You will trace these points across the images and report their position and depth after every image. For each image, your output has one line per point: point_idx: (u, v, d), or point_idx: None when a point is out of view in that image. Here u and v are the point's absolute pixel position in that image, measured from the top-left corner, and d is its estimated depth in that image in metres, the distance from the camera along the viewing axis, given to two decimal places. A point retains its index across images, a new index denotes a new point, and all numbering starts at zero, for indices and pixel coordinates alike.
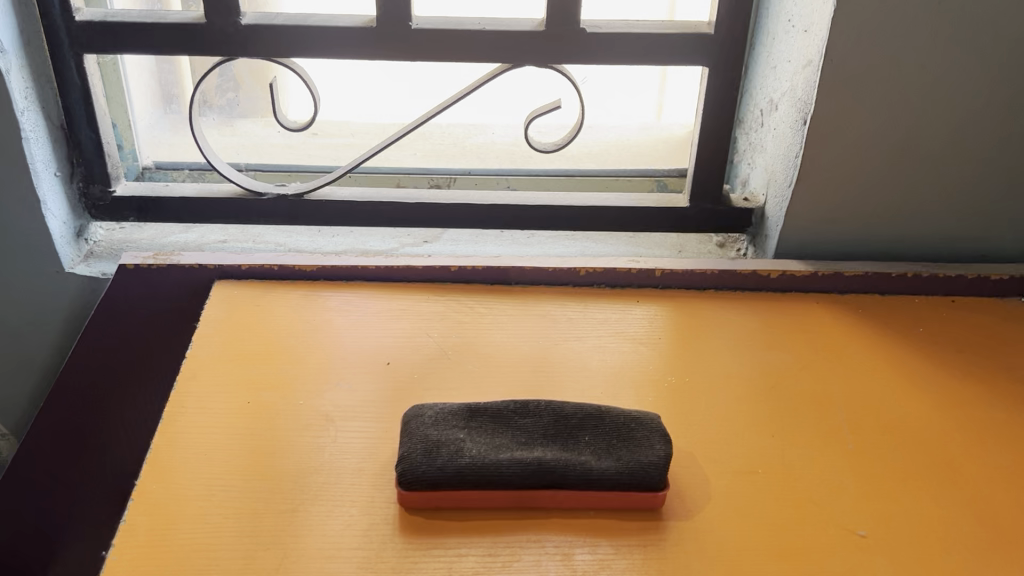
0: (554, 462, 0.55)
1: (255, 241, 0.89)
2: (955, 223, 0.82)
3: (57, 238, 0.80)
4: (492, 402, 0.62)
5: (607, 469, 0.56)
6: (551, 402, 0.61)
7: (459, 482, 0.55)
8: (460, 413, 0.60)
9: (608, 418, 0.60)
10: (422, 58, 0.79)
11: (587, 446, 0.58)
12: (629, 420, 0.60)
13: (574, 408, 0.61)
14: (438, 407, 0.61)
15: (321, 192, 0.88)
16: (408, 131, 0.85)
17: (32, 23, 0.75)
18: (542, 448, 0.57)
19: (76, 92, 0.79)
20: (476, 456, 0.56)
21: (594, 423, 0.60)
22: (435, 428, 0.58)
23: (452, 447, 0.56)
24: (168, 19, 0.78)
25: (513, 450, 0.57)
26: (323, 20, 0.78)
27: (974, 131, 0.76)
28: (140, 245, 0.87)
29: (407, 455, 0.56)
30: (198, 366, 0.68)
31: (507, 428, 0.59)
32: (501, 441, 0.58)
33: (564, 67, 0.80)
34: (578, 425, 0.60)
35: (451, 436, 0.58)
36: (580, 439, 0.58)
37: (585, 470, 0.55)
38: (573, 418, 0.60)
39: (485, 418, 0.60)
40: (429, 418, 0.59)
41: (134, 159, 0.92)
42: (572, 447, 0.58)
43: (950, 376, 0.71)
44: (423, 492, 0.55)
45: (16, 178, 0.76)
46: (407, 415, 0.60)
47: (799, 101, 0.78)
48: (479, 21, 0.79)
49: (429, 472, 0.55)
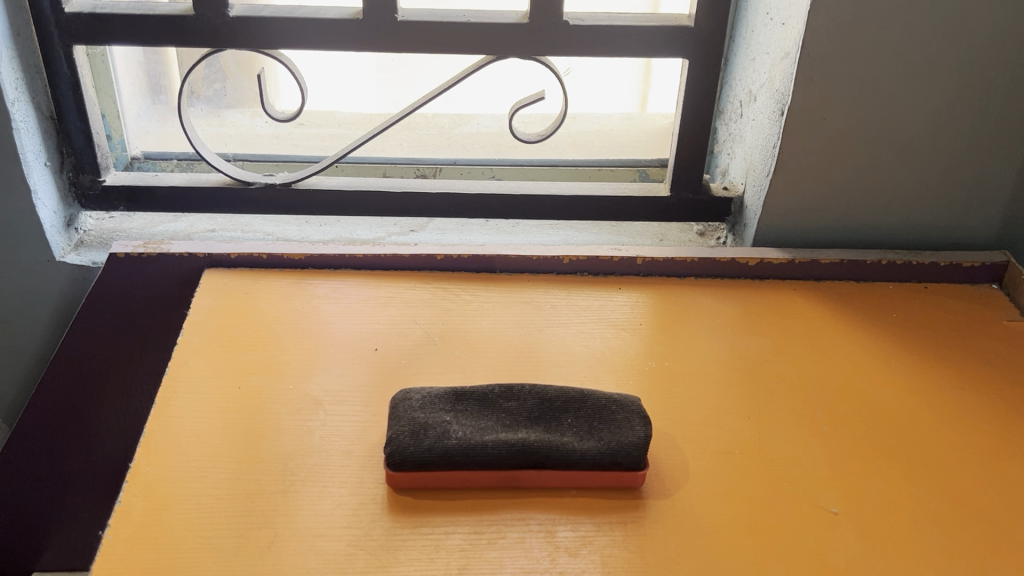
0: (538, 444, 0.57)
1: (243, 230, 0.90)
2: (928, 212, 0.84)
3: (47, 227, 0.81)
4: (477, 386, 0.64)
5: (590, 450, 0.58)
6: (535, 385, 0.63)
7: (446, 463, 0.57)
8: (446, 396, 0.62)
9: (591, 401, 0.62)
10: (408, 50, 0.80)
11: (570, 428, 0.60)
12: (611, 403, 0.62)
13: (558, 391, 0.62)
14: (425, 391, 0.62)
15: (309, 182, 0.89)
16: (395, 121, 0.87)
17: (21, 14, 0.76)
18: (526, 430, 0.59)
19: (65, 83, 0.80)
20: (462, 438, 0.58)
21: (577, 405, 0.62)
22: (422, 411, 0.60)
23: (438, 429, 0.58)
24: (158, 10, 0.79)
25: (499, 432, 0.59)
26: (311, 12, 0.79)
27: (946, 123, 0.78)
28: (130, 234, 0.88)
29: (395, 437, 0.57)
30: (189, 352, 0.69)
31: (492, 410, 0.61)
32: (486, 424, 0.59)
33: (547, 58, 0.82)
34: (561, 407, 0.61)
35: (438, 418, 0.59)
36: (563, 421, 0.60)
37: (568, 450, 0.57)
38: (556, 401, 0.62)
39: (471, 401, 0.62)
40: (416, 401, 0.61)
41: (123, 149, 0.92)
42: (555, 429, 0.60)
43: (922, 360, 0.73)
44: (411, 472, 0.57)
45: (6, 167, 0.77)
46: (395, 399, 0.62)
47: (777, 93, 0.80)
48: (464, 14, 0.80)
49: (417, 452, 0.56)
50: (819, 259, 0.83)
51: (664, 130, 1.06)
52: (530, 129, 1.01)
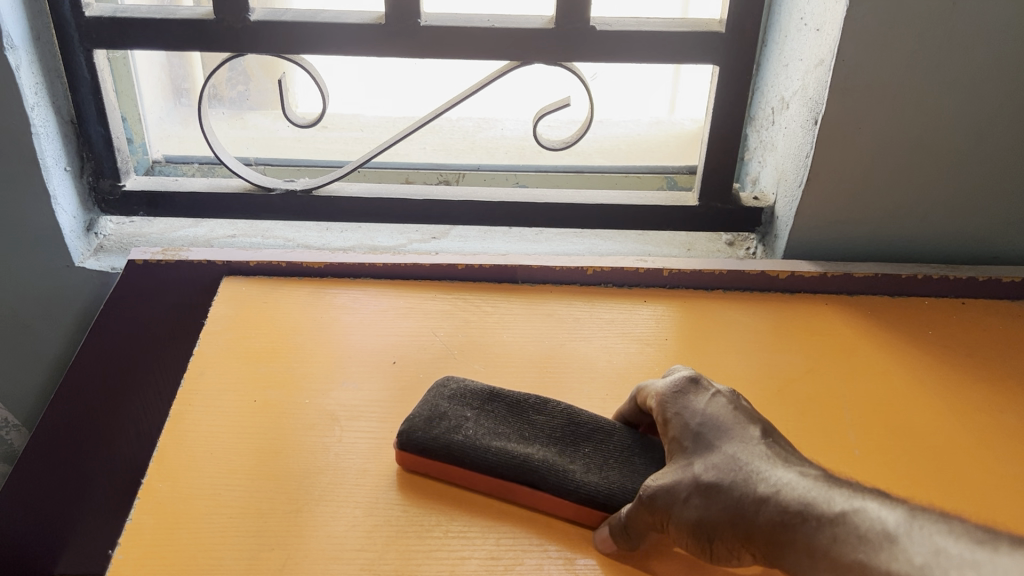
0: (538, 465, 0.56)
1: (264, 236, 0.89)
2: (969, 224, 0.81)
3: (67, 232, 0.81)
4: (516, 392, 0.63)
5: (589, 483, 0.55)
6: (570, 406, 0.62)
7: (444, 456, 0.57)
8: (480, 394, 0.62)
9: (617, 438, 0.59)
10: (431, 55, 0.79)
11: (583, 458, 0.58)
12: (639, 439, 0.60)
13: (588, 416, 0.61)
14: (463, 383, 0.63)
15: (330, 188, 0.88)
16: (418, 126, 0.85)
17: (41, 18, 0.75)
18: (538, 448, 0.58)
19: (85, 87, 0.79)
20: (470, 436, 0.58)
21: (600, 438, 0.59)
22: (448, 402, 0.61)
23: (452, 422, 0.59)
24: (179, 14, 0.77)
25: (511, 442, 0.58)
26: (333, 16, 0.78)
27: (989, 135, 0.75)
28: (150, 240, 0.88)
29: (411, 419, 0.59)
30: (205, 363, 0.68)
31: (519, 418, 0.61)
32: (503, 430, 0.59)
33: (573, 64, 0.80)
34: (588, 431, 0.60)
35: (458, 412, 0.60)
36: (580, 449, 0.58)
37: (566, 476, 0.56)
38: (583, 425, 0.60)
39: (502, 404, 0.62)
40: (448, 390, 0.62)
41: (144, 153, 0.92)
42: (568, 454, 0.58)
43: (945, 369, 0.72)
44: (414, 456, 0.58)
45: (25, 173, 0.76)
46: (433, 384, 0.64)
47: (811, 101, 0.77)
48: (488, 19, 0.79)
49: (422, 438, 0.57)
50: (852, 273, 0.81)
51: (693, 135, 1.04)
52: (554, 135, 0.99)
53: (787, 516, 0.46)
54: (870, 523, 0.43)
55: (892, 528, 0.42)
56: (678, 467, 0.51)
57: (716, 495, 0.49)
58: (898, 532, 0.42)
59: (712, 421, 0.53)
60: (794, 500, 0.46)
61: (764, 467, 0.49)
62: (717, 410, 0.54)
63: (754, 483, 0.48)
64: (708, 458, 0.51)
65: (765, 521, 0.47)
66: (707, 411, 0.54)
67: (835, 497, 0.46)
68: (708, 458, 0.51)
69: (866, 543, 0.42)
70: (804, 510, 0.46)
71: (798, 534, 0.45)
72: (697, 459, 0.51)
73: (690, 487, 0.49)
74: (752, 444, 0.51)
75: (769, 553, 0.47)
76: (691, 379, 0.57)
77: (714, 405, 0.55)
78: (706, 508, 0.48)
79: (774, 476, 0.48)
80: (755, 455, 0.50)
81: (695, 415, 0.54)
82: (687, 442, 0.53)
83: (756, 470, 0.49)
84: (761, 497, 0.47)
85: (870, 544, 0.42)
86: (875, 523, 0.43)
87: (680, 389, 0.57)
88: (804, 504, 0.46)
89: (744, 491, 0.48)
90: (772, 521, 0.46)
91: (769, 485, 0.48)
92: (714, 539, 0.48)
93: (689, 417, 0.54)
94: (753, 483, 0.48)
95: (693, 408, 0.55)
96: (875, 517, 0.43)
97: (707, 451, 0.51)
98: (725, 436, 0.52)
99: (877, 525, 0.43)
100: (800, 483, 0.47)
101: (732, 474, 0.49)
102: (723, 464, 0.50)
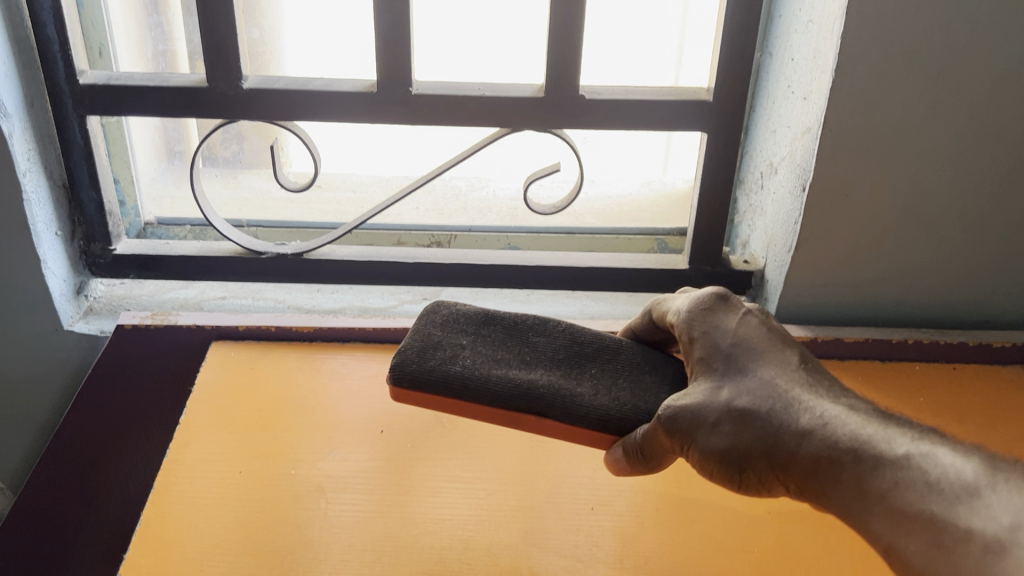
0: (544, 386, 0.59)
1: (255, 297, 0.88)
2: (958, 289, 0.81)
3: (56, 296, 0.81)
4: (511, 319, 0.67)
5: (600, 404, 0.58)
6: (568, 331, 0.66)
7: (442, 387, 0.58)
8: (475, 324, 0.65)
9: (618, 362, 0.64)
10: (423, 122, 0.79)
11: (586, 379, 0.61)
12: (634, 367, 0.63)
13: (583, 344, 0.65)
14: (456, 311, 0.66)
15: (322, 250, 0.88)
16: (410, 190, 0.85)
17: (36, 85, 0.76)
18: (540, 373, 0.61)
19: (78, 152, 0.80)
20: (469, 366, 0.59)
21: (601, 362, 0.63)
22: (443, 333, 0.63)
23: (448, 354, 0.60)
24: (172, 81, 0.78)
25: (512, 368, 0.60)
26: (325, 84, 0.79)
27: (977, 201, 0.76)
28: (140, 302, 0.87)
29: (405, 351, 0.60)
30: (192, 433, 0.68)
31: (517, 344, 0.64)
32: (500, 359, 0.62)
33: (563, 131, 0.81)
34: (582, 358, 0.64)
35: (454, 342, 0.63)
36: (583, 372, 0.62)
37: (577, 397, 0.58)
38: (581, 350, 0.64)
39: (499, 333, 0.65)
40: (442, 320, 0.65)
41: (136, 215, 0.92)
42: (570, 377, 0.61)
43: None
44: (412, 390, 0.58)
45: (16, 237, 0.76)
46: (426, 311, 0.66)
47: (799, 168, 0.78)
48: (479, 87, 0.79)
49: (418, 368, 0.58)
50: (842, 339, 0.81)
51: (683, 195, 1.04)
52: (546, 197, 0.99)
53: (837, 453, 0.47)
54: (941, 471, 0.43)
55: (973, 481, 0.42)
56: (708, 389, 0.54)
57: (751, 423, 0.51)
58: (979, 484, 0.42)
59: (745, 344, 0.55)
60: (847, 437, 0.47)
61: (808, 399, 0.51)
62: (750, 332, 0.56)
63: (795, 416, 0.50)
64: (741, 384, 0.53)
65: (807, 454, 0.49)
66: (741, 333, 0.56)
67: (895, 440, 0.46)
68: (741, 383, 0.53)
69: (937, 492, 0.42)
70: (857, 449, 0.47)
71: (850, 472, 0.46)
72: (729, 385, 0.53)
73: (722, 413, 0.52)
74: (788, 372, 0.53)
75: (808, 484, 0.49)
76: (720, 296, 0.58)
77: (746, 327, 0.56)
78: (738, 436, 0.51)
79: (819, 408, 0.50)
80: (793, 384, 0.52)
81: (726, 336, 0.56)
82: (718, 364, 0.55)
83: (798, 400, 0.51)
84: (805, 430, 0.49)
85: (943, 496, 0.42)
86: (948, 472, 0.43)
87: (709, 307, 0.58)
88: (857, 442, 0.47)
89: (782, 421, 0.50)
90: (816, 454, 0.48)
91: (815, 419, 0.49)
92: (746, 465, 0.51)
93: (719, 338, 0.56)
94: (792, 413, 0.50)
95: (725, 328, 0.56)
96: (948, 465, 0.43)
97: (740, 375, 0.53)
98: (763, 364, 0.54)
99: (950, 474, 0.43)
100: (850, 420, 0.49)
101: (770, 403, 0.51)
102: (757, 391, 0.52)
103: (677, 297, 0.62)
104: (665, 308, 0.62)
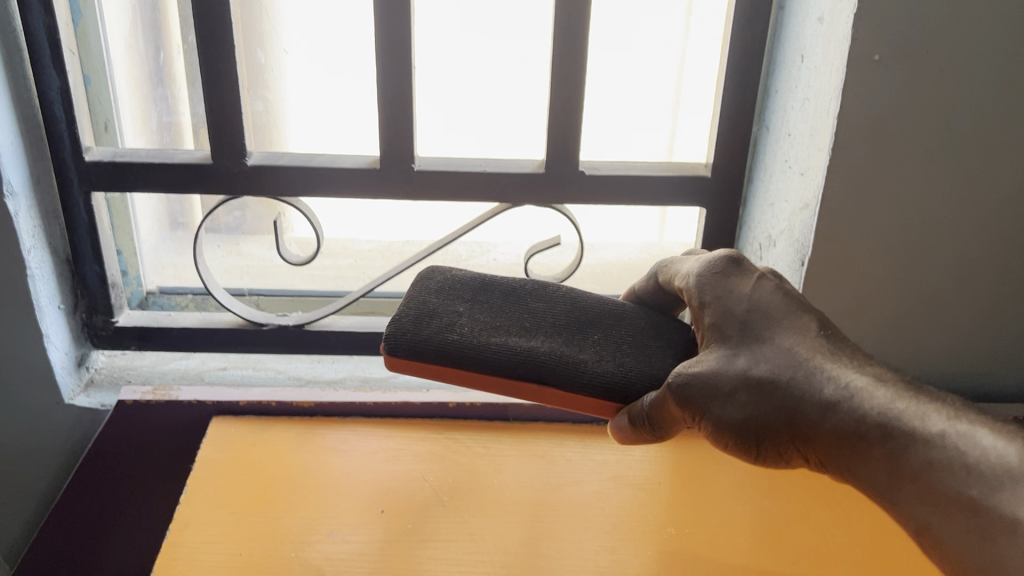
0: (541, 353, 0.59)
1: (255, 368, 0.89)
2: (957, 361, 0.81)
3: (58, 369, 0.81)
4: (512, 283, 0.68)
5: (596, 370, 0.59)
6: (569, 297, 0.67)
7: (437, 358, 0.58)
8: (472, 289, 0.66)
9: (622, 328, 0.64)
10: (424, 197, 0.80)
11: (587, 345, 0.61)
12: (636, 332, 0.64)
13: (584, 311, 0.65)
14: (454, 277, 0.67)
15: (323, 321, 0.88)
16: (410, 263, 0.86)
17: (42, 163, 0.77)
18: (539, 340, 0.61)
19: (82, 227, 0.80)
20: (464, 335, 0.60)
21: (604, 328, 0.64)
22: (439, 300, 0.63)
23: (444, 321, 0.61)
24: (176, 158, 0.79)
25: (510, 336, 0.61)
26: (328, 160, 0.80)
27: (975, 276, 0.76)
28: (141, 373, 0.88)
29: (398, 321, 0.60)
30: (192, 514, 0.67)
31: (518, 310, 0.65)
32: (498, 326, 0.62)
33: (564, 205, 0.82)
34: (583, 324, 0.64)
35: (451, 308, 0.63)
36: (585, 338, 0.62)
37: (577, 364, 0.59)
38: (584, 318, 0.65)
39: (498, 299, 0.65)
40: (437, 286, 0.65)
41: (138, 284, 0.93)
42: (571, 343, 0.61)
43: None
44: (407, 358, 0.58)
45: (18, 312, 0.77)
46: (420, 277, 0.67)
47: (797, 243, 0.79)
48: (480, 163, 0.81)
49: (413, 338, 0.59)
50: None
51: None
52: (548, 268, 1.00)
53: (866, 427, 0.48)
54: (979, 453, 0.45)
55: (1013, 465, 0.44)
56: (723, 356, 0.54)
57: (770, 392, 0.51)
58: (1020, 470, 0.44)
59: (760, 309, 0.55)
60: (876, 411, 0.48)
61: (830, 367, 0.51)
62: (765, 295, 0.56)
63: (818, 386, 0.50)
64: (758, 351, 0.53)
65: (829, 426, 0.50)
66: (755, 297, 0.56)
67: (928, 417, 0.48)
68: (759, 351, 0.53)
69: (977, 477, 0.45)
70: (887, 424, 0.48)
71: (880, 449, 0.48)
72: (747, 352, 0.53)
73: (741, 383, 0.52)
74: (807, 337, 0.53)
75: (830, 455, 0.50)
76: (734, 261, 0.57)
77: (760, 290, 0.56)
78: (757, 406, 0.52)
79: (842, 378, 0.51)
80: (813, 350, 0.52)
81: (741, 301, 0.56)
82: (732, 330, 0.55)
83: (819, 368, 0.51)
84: (830, 402, 0.50)
85: (983, 481, 0.44)
86: (988, 456, 0.45)
87: (722, 271, 0.58)
88: (887, 417, 0.48)
89: (804, 391, 0.51)
90: (842, 426, 0.49)
91: (839, 389, 0.50)
92: (763, 434, 0.52)
93: (732, 304, 0.56)
94: (814, 383, 0.51)
95: (738, 293, 0.56)
96: (987, 448, 0.46)
97: (758, 342, 0.54)
98: (780, 328, 0.54)
99: (988, 457, 0.45)
100: (877, 393, 0.50)
101: (791, 373, 0.51)
102: (777, 359, 0.52)
103: (686, 262, 0.62)
104: (672, 273, 0.63)
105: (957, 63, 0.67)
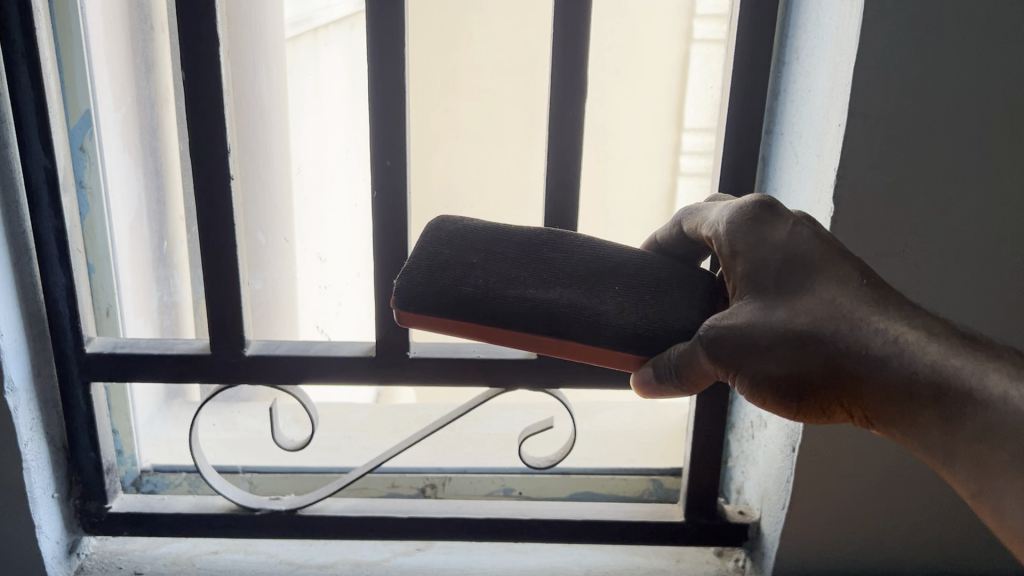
0: (558, 305, 0.59)
1: (247, 551, 0.88)
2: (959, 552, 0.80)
3: (48, 559, 0.80)
4: (528, 230, 0.66)
5: (614, 323, 0.58)
6: (589, 245, 0.65)
7: (452, 312, 0.58)
8: (486, 237, 0.64)
9: (643, 276, 0.63)
10: (418, 383, 0.82)
11: (605, 296, 0.61)
12: (656, 282, 0.63)
13: (601, 259, 0.64)
14: (468, 225, 0.65)
15: (315, 504, 0.88)
16: (403, 446, 0.86)
17: (44, 356, 0.79)
18: (555, 290, 0.60)
19: (80, 416, 0.81)
20: (478, 286, 0.59)
21: (624, 277, 0.63)
22: (451, 251, 0.62)
23: (456, 273, 0.60)
24: (175, 349, 0.81)
25: (524, 287, 0.60)
26: (324, 349, 0.82)
27: None
28: (132, 559, 0.87)
29: (411, 276, 0.59)
30: None
31: (535, 258, 0.63)
32: (513, 276, 0.61)
33: (560, 392, 0.83)
34: (601, 274, 0.63)
35: (465, 260, 0.62)
36: (603, 289, 0.61)
37: (596, 317, 0.58)
38: (603, 265, 0.63)
39: (513, 245, 0.64)
40: (449, 237, 0.64)
41: (133, 462, 0.92)
42: (588, 293, 0.60)
43: None
44: (421, 316, 0.58)
45: (11, 505, 0.76)
46: (434, 228, 0.65)
47: (787, 429, 0.77)
48: (473, 349, 0.82)
49: (423, 291, 0.58)
50: None
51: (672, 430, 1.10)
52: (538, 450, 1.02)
53: (918, 384, 0.47)
54: None
55: None
56: (758, 309, 0.53)
57: (810, 346, 0.51)
58: None
59: (797, 257, 0.53)
60: (927, 368, 0.47)
61: (876, 318, 0.49)
62: (800, 240, 0.53)
63: (865, 342, 0.49)
64: (794, 304, 0.52)
65: (876, 382, 0.49)
66: (790, 243, 0.53)
67: (988, 376, 0.45)
68: (796, 304, 0.52)
69: None
70: (941, 383, 0.46)
71: (933, 408, 0.47)
72: (783, 305, 0.52)
73: (778, 339, 0.52)
74: (850, 287, 0.51)
75: (880, 411, 0.50)
76: (764, 204, 0.54)
77: (794, 235, 0.53)
78: (795, 360, 0.52)
79: (890, 332, 0.49)
80: (858, 301, 0.50)
81: (775, 250, 0.53)
82: (766, 281, 0.53)
83: (864, 320, 0.49)
84: (876, 358, 0.49)
85: None
86: None
87: (752, 218, 0.55)
88: (940, 377, 0.46)
89: (847, 344, 0.50)
90: (890, 380, 0.48)
91: (885, 345, 0.48)
92: (805, 386, 0.52)
93: (765, 254, 0.54)
94: (857, 336, 0.49)
95: (771, 240, 0.54)
96: None
97: (795, 293, 0.52)
98: (819, 275, 0.52)
99: None
100: (927, 347, 0.47)
101: (833, 327, 0.50)
102: (817, 311, 0.51)
103: (715, 208, 0.59)
104: (700, 221, 0.60)
105: (949, 274, 0.68)
